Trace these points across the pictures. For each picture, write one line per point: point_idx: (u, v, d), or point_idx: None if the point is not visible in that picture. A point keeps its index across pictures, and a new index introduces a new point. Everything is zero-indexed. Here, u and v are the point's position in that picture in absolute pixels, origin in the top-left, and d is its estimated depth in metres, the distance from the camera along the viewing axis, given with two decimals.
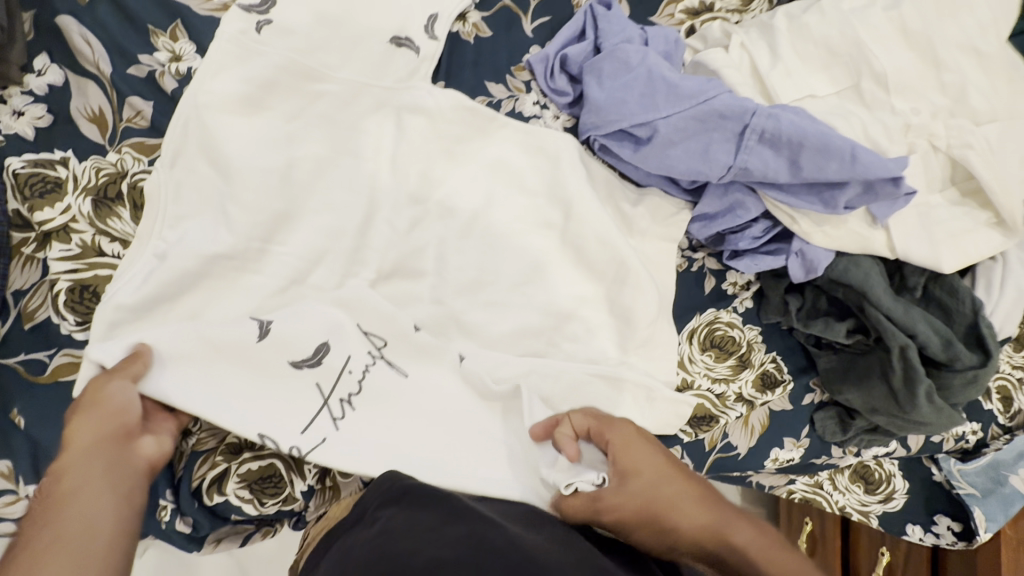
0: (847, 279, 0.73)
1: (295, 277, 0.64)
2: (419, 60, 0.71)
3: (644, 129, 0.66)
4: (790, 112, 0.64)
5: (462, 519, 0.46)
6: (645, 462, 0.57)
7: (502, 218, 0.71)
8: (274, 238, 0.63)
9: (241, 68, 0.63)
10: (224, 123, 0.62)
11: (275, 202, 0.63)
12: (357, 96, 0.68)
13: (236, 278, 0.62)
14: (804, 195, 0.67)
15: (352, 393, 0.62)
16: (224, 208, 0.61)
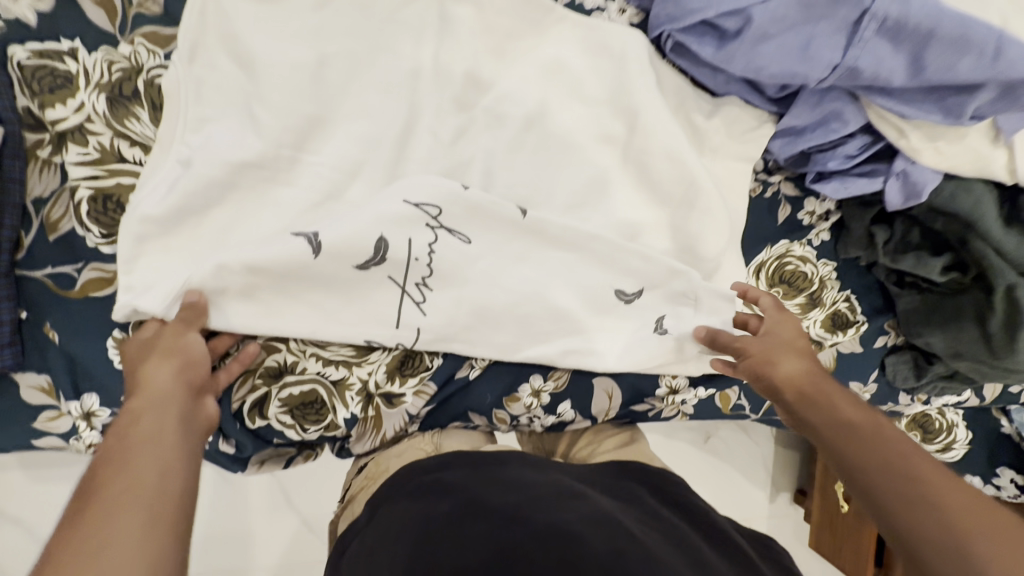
0: (953, 207, 0.64)
1: (332, 194, 0.57)
2: None
3: (735, 19, 0.55)
4: None
5: (485, 509, 0.47)
6: (847, 408, 0.54)
7: (559, 129, 0.63)
8: (306, 146, 0.56)
9: None
10: (249, 10, 0.55)
11: (307, 105, 0.56)
12: None
13: (265, 191, 0.56)
14: (920, 102, 0.56)
15: (424, 276, 0.59)
16: (248, 112, 0.55)
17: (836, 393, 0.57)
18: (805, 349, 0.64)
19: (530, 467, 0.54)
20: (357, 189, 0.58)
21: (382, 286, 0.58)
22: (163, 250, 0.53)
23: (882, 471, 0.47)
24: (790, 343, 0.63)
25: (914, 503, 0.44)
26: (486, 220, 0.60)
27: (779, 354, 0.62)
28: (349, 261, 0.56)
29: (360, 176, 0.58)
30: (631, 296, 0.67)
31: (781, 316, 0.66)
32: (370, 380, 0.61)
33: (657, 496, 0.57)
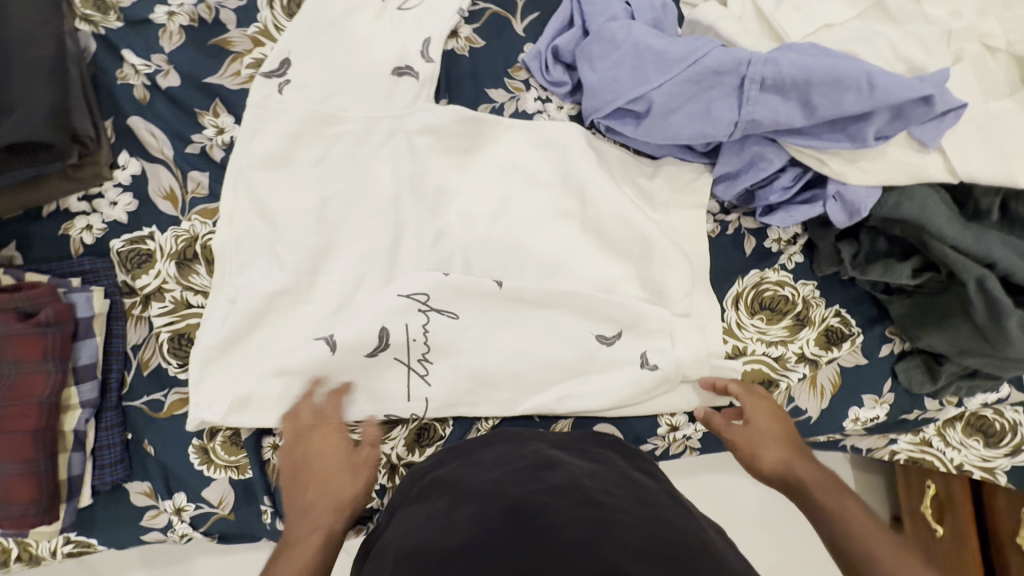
0: (900, 214, 0.66)
1: (343, 304, 0.70)
2: (421, 84, 0.75)
3: (640, 103, 0.65)
4: (793, 51, 0.60)
5: (467, 498, 0.48)
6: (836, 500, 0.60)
7: (521, 215, 0.75)
8: (319, 270, 0.71)
9: (273, 128, 0.72)
10: (266, 178, 0.72)
11: (316, 240, 0.71)
12: (372, 130, 0.74)
13: (292, 310, 0.70)
14: (827, 134, 0.62)
15: (423, 352, 0.69)
16: (277, 253, 0.71)
17: (830, 489, 0.61)
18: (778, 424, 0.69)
19: (511, 445, 0.57)
20: (363, 295, 0.71)
21: (390, 367, 0.69)
22: (224, 369, 0.68)
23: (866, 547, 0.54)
24: (774, 432, 0.68)
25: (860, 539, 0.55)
26: (468, 296, 0.71)
27: (767, 446, 0.67)
28: (360, 357, 0.67)
29: (362, 284, 0.71)
30: (612, 338, 0.74)
31: (762, 399, 0.71)
32: (393, 454, 0.71)
33: (629, 461, 0.55)
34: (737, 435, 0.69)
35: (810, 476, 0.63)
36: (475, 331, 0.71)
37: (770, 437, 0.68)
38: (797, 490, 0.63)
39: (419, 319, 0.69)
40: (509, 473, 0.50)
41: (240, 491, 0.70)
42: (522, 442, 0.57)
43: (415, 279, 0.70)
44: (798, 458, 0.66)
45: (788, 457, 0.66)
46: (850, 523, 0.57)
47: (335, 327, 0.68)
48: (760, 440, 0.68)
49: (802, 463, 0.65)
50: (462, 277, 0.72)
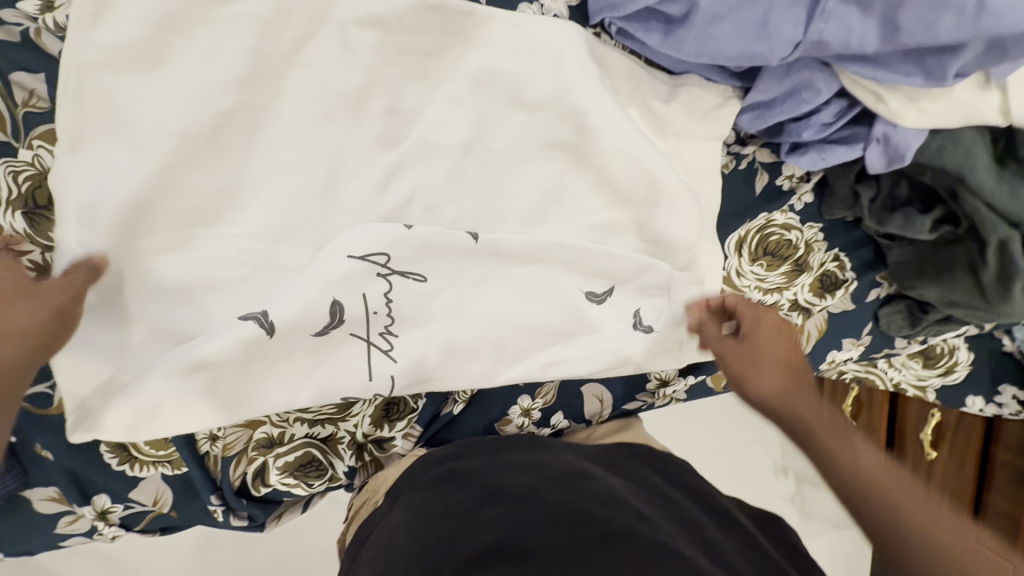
0: (941, 162, 0.58)
1: (258, 263, 0.54)
2: None
3: (678, 4, 0.48)
4: None
5: (492, 498, 0.48)
6: (820, 409, 0.59)
7: (500, 148, 0.59)
8: (217, 221, 0.53)
9: (122, 5, 0.47)
10: (119, 88, 0.48)
11: (211, 177, 0.52)
12: (289, 14, 0.51)
13: (189, 279, 0.52)
14: (898, 64, 0.50)
15: (387, 324, 0.57)
16: (160, 200, 0.51)
17: (819, 396, 0.60)
18: (781, 344, 0.62)
19: (545, 453, 0.58)
20: (289, 253, 0.55)
21: (346, 345, 0.56)
22: (119, 359, 0.52)
23: (850, 448, 0.55)
24: (776, 353, 0.62)
25: (908, 548, 0.46)
26: (438, 252, 0.58)
27: (766, 365, 0.61)
28: (308, 337, 0.55)
29: (284, 240, 0.54)
30: (602, 295, 0.64)
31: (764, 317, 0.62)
32: (358, 432, 0.62)
33: (666, 478, 0.57)
34: (731, 351, 0.63)
35: (809, 410, 0.58)
36: (448, 295, 0.59)
37: (767, 353, 0.62)
38: (795, 424, 0.58)
39: (379, 286, 0.56)
40: (543, 477, 0.51)
41: (179, 490, 0.59)
42: (550, 453, 0.58)
43: (369, 231, 0.55)
44: (797, 387, 0.60)
45: (789, 374, 0.61)
46: (850, 466, 0.53)
47: (256, 300, 0.53)
48: (759, 358, 0.61)
49: (800, 394, 0.59)
50: (428, 229, 0.57)
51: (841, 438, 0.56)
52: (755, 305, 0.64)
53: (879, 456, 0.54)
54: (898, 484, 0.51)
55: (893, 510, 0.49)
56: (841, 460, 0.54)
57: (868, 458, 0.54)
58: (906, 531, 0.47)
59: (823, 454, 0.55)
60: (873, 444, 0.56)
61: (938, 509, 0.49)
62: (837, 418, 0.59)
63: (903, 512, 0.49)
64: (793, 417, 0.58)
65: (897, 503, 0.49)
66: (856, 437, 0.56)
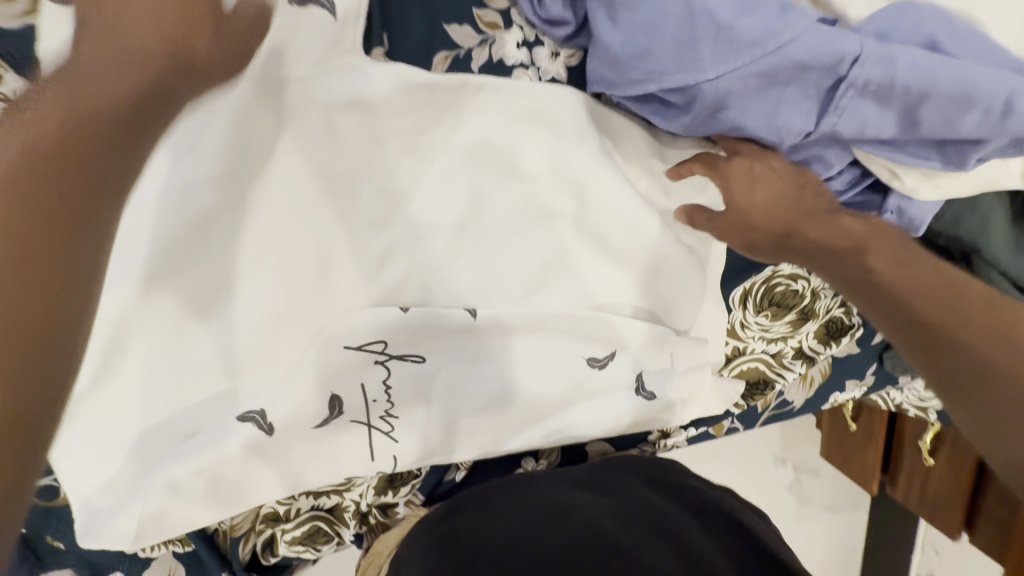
0: (956, 231, 0.56)
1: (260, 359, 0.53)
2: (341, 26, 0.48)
3: (683, 95, 0.45)
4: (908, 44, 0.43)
5: (485, 552, 0.49)
6: (834, 232, 0.55)
7: (496, 222, 0.57)
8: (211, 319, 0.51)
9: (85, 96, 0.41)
10: None
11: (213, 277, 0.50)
12: (271, 100, 0.47)
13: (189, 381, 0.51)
14: (915, 148, 0.48)
15: (387, 409, 0.57)
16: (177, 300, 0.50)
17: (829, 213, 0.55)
18: (770, 192, 0.54)
19: (534, 488, 0.59)
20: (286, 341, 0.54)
21: (348, 429, 0.56)
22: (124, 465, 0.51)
23: (889, 294, 0.54)
24: (777, 212, 0.54)
25: (1002, 405, 0.49)
26: (437, 332, 0.57)
27: (757, 214, 0.54)
28: (309, 428, 0.55)
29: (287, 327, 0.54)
30: (603, 359, 0.63)
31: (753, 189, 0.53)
32: (362, 501, 0.63)
33: (655, 489, 0.60)
34: (724, 226, 0.56)
35: (817, 232, 0.55)
36: (448, 372, 0.59)
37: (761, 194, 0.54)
38: (854, 289, 0.55)
39: (377, 373, 0.56)
40: (533, 522, 0.53)
41: (191, 564, 0.61)
42: (542, 490, 0.58)
43: (362, 315, 0.54)
44: (801, 208, 0.54)
45: (797, 214, 0.54)
46: (914, 305, 0.53)
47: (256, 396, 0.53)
48: (755, 211, 0.55)
49: (808, 219, 0.54)
50: (425, 312, 0.56)
51: (869, 288, 0.54)
52: (749, 147, 0.51)
53: (906, 272, 0.54)
54: (929, 296, 0.53)
55: (977, 350, 0.51)
56: (911, 300, 0.53)
57: (913, 270, 0.53)
58: (995, 371, 0.49)
59: (869, 299, 0.55)
60: (886, 250, 0.54)
61: (964, 308, 0.52)
62: (847, 235, 0.55)
63: (973, 348, 0.51)
64: (806, 244, 0.55)
65: (967, 345, 0.51)
66: (870, 263, 0.54)
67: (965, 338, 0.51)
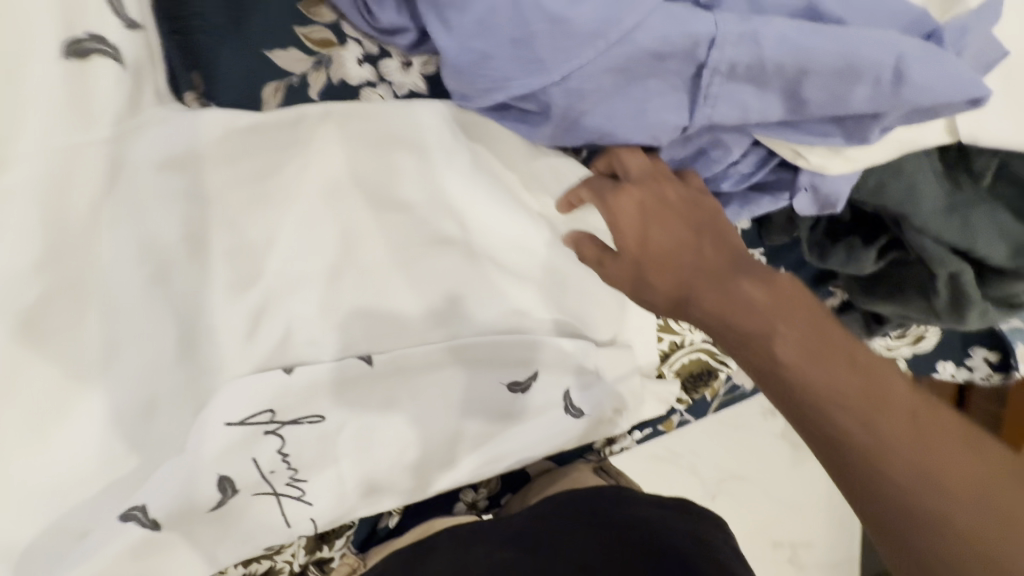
0: (880, 199, 0.50)
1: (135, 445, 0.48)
2: (143, 70, 0.42)
3: (534, 101, 0.42)
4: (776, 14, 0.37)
5: None
6: (739, 302, 0.43)
7: (377, 260, 0.52)
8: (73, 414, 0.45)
9: None
10: None
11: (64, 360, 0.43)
12: (75, 169, 0.40)
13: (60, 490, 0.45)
14: (815, 126, 0.42)
15: (291, 475, 0.53)
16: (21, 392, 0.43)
17: (715, 273, 0.45)
18: (656, 220, 0.47)
19: (456, 548, 0.52)
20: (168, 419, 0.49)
21: (253, 503, 0.52)
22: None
23: (824, 420, 0.38)
24: (669, 258, 0.47)
25: (899, 513, 0.36)
26: (331, 389, 0.52)
27: (633, 257, 0.47)
28: (204, 512, 0.50)
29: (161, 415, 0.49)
30: (525, 381, 0.59)
31: (642, 235, 0.47)
32: (295, 560, 0.60)
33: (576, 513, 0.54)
34: (614, 271, 0.49)
35: (716, 296, 0.44)
36: (354, 427, 0.54)
37: (654, 223, 0.47)
38: (761, 370, 0.42)
39: (271, 443, 0.51)
40: None
41: None
42: (467, 549, 0.51)
43: (244, 386, 0.50)
44: (688, 248, 0.47)
45: (682, 267, 0.46)
46: (843, 420, 0.37)
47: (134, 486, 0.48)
48: (631, 245, 0.47)
49: (702, 270, 0.45)
50: (312, 369, 0.51)
51: (759, 359, 0.42)
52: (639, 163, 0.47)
53: (827, 346, 0.40)
54: (857, 407, 0.37)
55: (907, 488, 0.35)
56: (838, 413, 0.38)
57: (827, 351, 0.40)
58: (899, 481, 0.36)
59: (769, 368, 0.41)
60: (797, 336, 0.41)
61: (893, 394, 0.38)
62: (753, 312, 0.42)
63: (914, 463, 0.36)
64: (693, 307, 0.46)
65: (887, 445, 0.37)
66: (780, 351, 0.41)
67: (874, 441, 0.37)
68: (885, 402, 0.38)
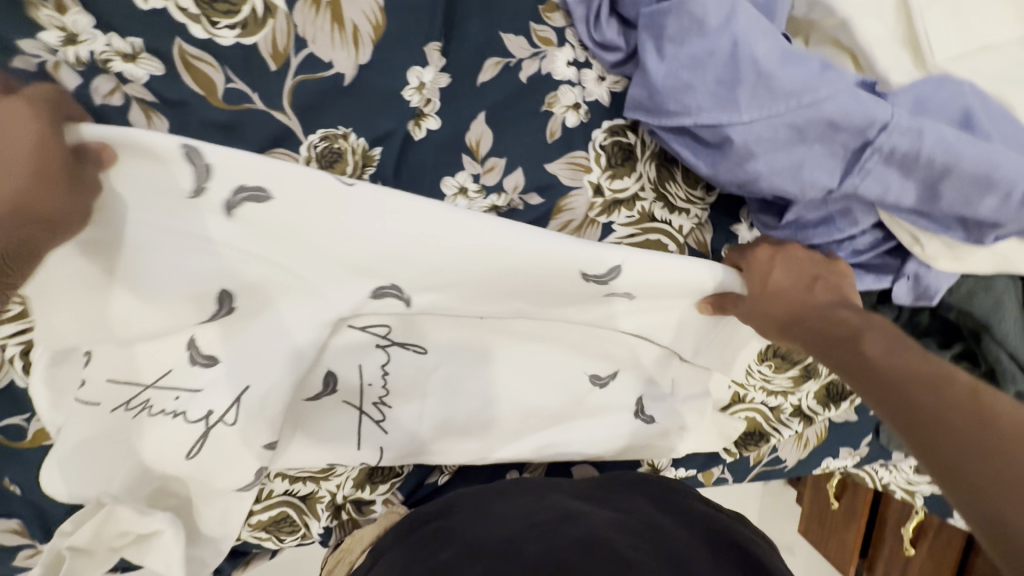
0: (970, 305, 0.57)
1: (229, 288, 0.48)
2: (356, 155, 0.53)
3: (714, 133, 0.47)
4: (936, 120, 0.44)
5: (474, 552, 0.48)
6: (830, 321, 0.50)
7: (525, 264, 0.51)
8: (213, 301, 0.48)
9: (99, 461, 0.49)
10: (84, 449, 0.48)
11: (181, 286, 0.46)
12: (240, 268, 0.47)
13: (167, 339, 0.48)
14: (940, 217, 0.49)
15: (381, 396, 0.55)
16: (134, 243, 0.44)
17: (834, 309, 0.51)
18: (789, 276, 0.54)
19: (531, 497, 0.58)
20: (268, 246, 0.47)
21: (338, 409, 0.54)
22: (95, 420, 0.48)
23: (874, 380, 0.43)
24: (785, 292, 0.53)
25: (970, 439, 0.36)
26: (444, 326, 0.55)
27: (771, 289, 0.54)
28: (298, 402, 0.53)
29: (260, 222, 0.45)
30: (605, 378, 0.62)
31: (769, 275, 0.54)
32: (339, 493, 0.60)
33: (658, 507, 0.58)
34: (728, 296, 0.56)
35: (821, 318, 0.50)
36: (445, 374, 0.57)
37: (770, 290, 0.54)
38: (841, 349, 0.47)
39: (377, 357, 0.54)
40: (528, 526, 0.52)
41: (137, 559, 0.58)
42: (545, 495, 0.58)
43: (364, 292, 0.50)
44: (807, 290, 0.53)
45: (798, 300, 0.53)
46: (879, 362, 0.44)
47: (192, 398, 0.49)
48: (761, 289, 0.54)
49: (804, 290, 0.53)
50: (435, 299, 0.53)
51: (842, 350, 0.47)
52: (781, 244, 0.56)
53: (906, 375, 0.42)
54: (915, 368, 0.42)
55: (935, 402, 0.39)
56: (880, 363, 0.44)
57: (919, 360, 0.43)
58: (959, 442, 0.36)
59: (853, 355, 0.46)
60: (885, 342, 0.45)
61: (940, 393, 0.39)
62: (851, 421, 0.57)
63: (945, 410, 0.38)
64: (794, 327, 0.52)
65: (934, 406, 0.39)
66: (866, 349, 0.46)
67: (920, 377, 0.41)
68: (938, 381, 0.40)
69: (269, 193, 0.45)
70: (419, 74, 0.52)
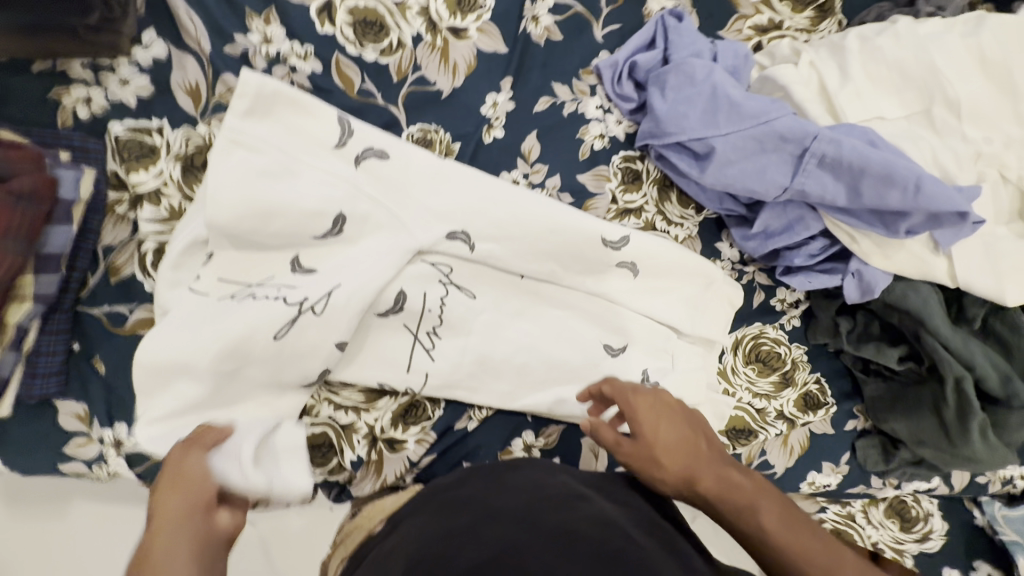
0: (904, 303, 0.72)
1: (344, 214, 0.62)
2: (444, 146, 0.72)
3: (701, 144, 0.67)
4: (852, 139, 0.64)
5: (496, 518, 0.48)
6: (730, 485, 0.57)
7: (558, 229, 0.68)
8: (324, 217, 0.61)
9: (193, 337, 0.56)
10: (182, 332, 0.57)
11: (310, 202, 0.60)
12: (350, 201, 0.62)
13: (282, 245, 0.61)
14: (864, 217, 0.68)
15: (434, 325, 0.66)
16: (281, 166, 0.60)
17: (710, 462, 0.59)
18: (672, 432, 0.60)
19: (542, 472, 0.57)
20: (378, 190, 0.64)
21: (395, 332, 0.65)
22: (204, 305, 0.59)
23: (747, 530, 0.54)
24: (678, 452, 0.59)
25: None
26: (490, 278, 0.69)
27: (665, 452, 0.59)
28: (370, 315, 0.64)
29: (378, 173, 0.64)
30: (617, 350, 0.73)
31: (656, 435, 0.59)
32: (376, 426, 0.67)
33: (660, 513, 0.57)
34: (628, 454, 0.60)
35: (721, 489, 0.57)
36: (487, 317, 0.68)
37: (663, 450, 0.59)
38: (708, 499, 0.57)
39: (437, 290, 0.66)
40: (539, 499, 0.51)
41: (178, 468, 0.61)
42: (555, 471, 0.59)
43: (440, 234, 0.65)
44: (701, 459, 0.59)
45: (690, 464, 0.58)
46: (750, 516, 0.54)
47: (291, 290, 0.60)
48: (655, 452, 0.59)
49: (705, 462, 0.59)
50: (488, 254, 0.67)
51: (718, 503, 0.57)
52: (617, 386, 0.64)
53: (797, 539, 0.51)
54: (776, 518, 0.53)
55: (799, 549, 0.50)
56: (753, 518, 0.54)
57: (771, 505, 0.55)
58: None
59: (760, 526, 0.53)
60: (774, 510, 0.54)
61: (801, 539, 0.51)
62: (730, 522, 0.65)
63: (806, 556, 0.50)
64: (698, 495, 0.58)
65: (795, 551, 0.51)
66: (743, 510, 0.55)
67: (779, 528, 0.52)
68: (791, 526, 0.52)
69: (389, 155, 0.65)
70: (494, 98, 0.74)
